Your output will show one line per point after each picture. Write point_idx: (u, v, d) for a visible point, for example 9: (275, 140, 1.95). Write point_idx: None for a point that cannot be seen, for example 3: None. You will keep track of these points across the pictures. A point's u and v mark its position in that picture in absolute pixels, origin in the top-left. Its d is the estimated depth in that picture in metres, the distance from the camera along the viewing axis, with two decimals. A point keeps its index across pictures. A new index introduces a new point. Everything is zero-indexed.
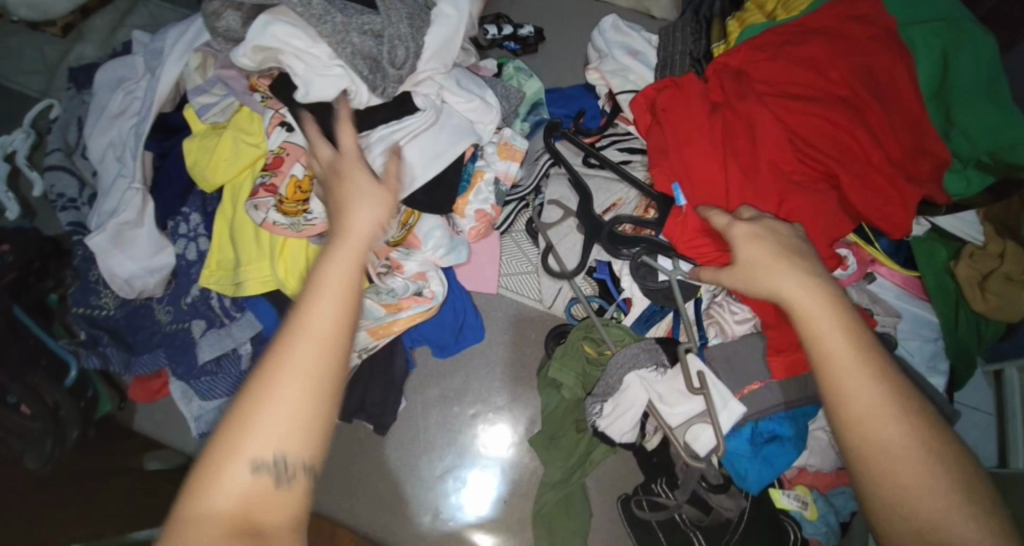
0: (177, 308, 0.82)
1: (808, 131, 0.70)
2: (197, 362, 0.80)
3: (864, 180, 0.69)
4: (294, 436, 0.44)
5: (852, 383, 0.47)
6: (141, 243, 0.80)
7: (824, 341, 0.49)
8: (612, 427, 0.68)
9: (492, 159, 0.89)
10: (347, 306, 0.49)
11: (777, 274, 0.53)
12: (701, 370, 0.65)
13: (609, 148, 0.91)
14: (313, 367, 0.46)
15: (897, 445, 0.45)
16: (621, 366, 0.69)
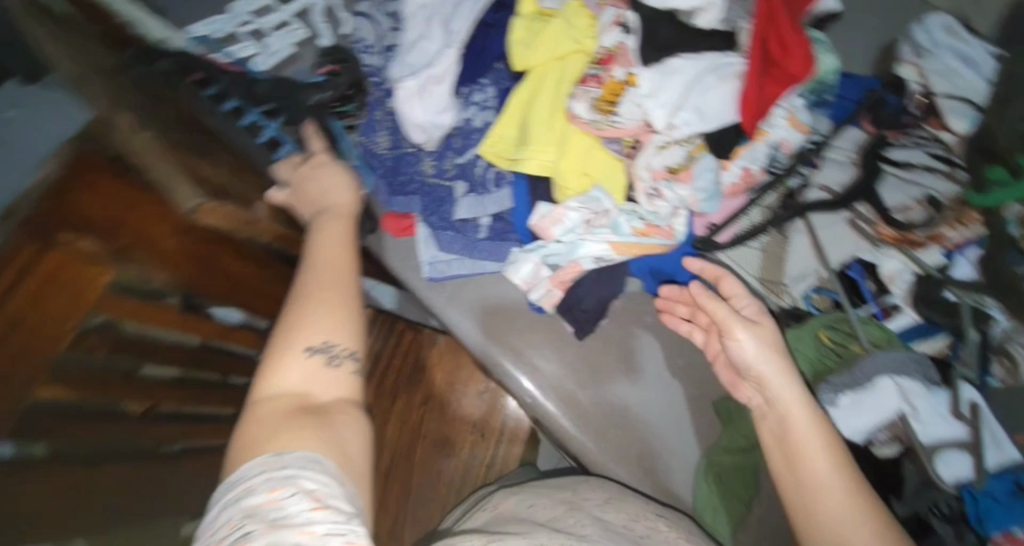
0: (443, 165, 0.91)
1: (778, 33, 0.73)
2: (451, 217, 0.89)
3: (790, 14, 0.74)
4: (296, 437, 0.54)
5: (812, 454, 0.63)
6: (438, 99, 0.88)
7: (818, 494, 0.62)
8: (846, 422, 0.66)
9: (778, 122, 0.84)
10: (342, 336, 0.65)
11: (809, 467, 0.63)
12: (973, 401, 0.64)
13: (910, 148, 0.83)
14: (307, 323, 0.64)
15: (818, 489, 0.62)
16: (881, 364, 0.66)
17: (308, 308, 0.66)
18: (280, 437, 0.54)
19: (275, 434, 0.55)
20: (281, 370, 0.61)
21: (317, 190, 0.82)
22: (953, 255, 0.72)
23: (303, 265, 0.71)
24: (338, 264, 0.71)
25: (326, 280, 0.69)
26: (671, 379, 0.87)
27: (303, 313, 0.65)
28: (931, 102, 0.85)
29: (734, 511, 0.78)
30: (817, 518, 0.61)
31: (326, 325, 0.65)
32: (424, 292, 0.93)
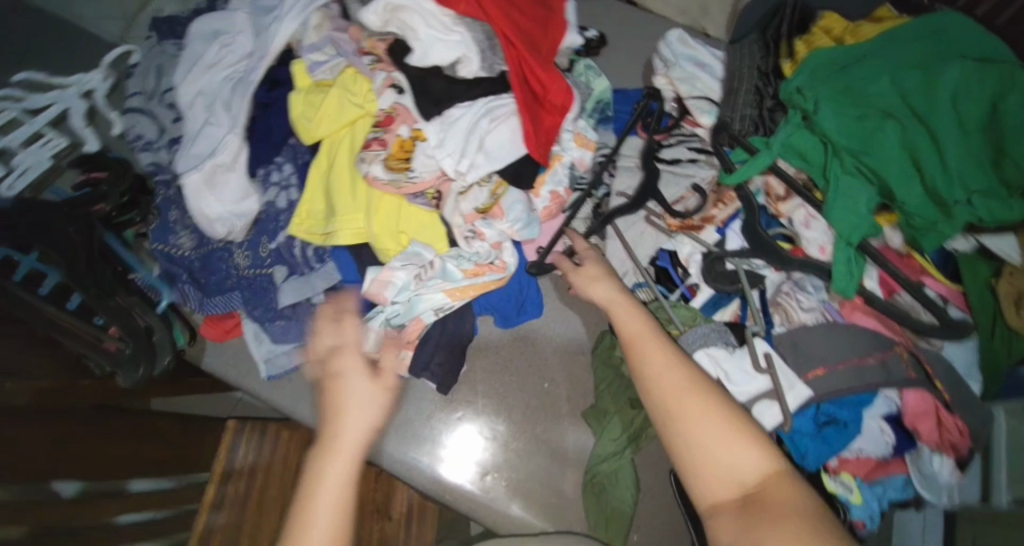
0: (257, 254, 0.85)
1: (535, 72, 0.80)
2: (276, 305, 0.83)
3: (540, 53, 0.82)
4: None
5: (654, 369, 0.64)
6: (232, 187, 0.82)
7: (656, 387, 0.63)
8: None
9: (568, 145, 0.92)
10: (346, 521, 0.66)
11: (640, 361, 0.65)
12: (767, 352, 0.72)
13: (676, 146, 0.98)
14: (331, 523, 0.65)
15: (683, 405, 0.62)
16: (693, 342, 0.74)
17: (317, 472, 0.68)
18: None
19: None
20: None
21: (352, 358, 0.73)
22: (724, 231, 0.85)
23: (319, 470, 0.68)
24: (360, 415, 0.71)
25: (355, 436, 0.70)
26: (540, 403, 0.89)
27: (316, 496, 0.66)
28: (682, 105, 1.00)
29: (621, 516, 0.80)
30: (700, 441, 0.59)
31: (344, 508, 0.67)
32: (269, 392, 0.86)
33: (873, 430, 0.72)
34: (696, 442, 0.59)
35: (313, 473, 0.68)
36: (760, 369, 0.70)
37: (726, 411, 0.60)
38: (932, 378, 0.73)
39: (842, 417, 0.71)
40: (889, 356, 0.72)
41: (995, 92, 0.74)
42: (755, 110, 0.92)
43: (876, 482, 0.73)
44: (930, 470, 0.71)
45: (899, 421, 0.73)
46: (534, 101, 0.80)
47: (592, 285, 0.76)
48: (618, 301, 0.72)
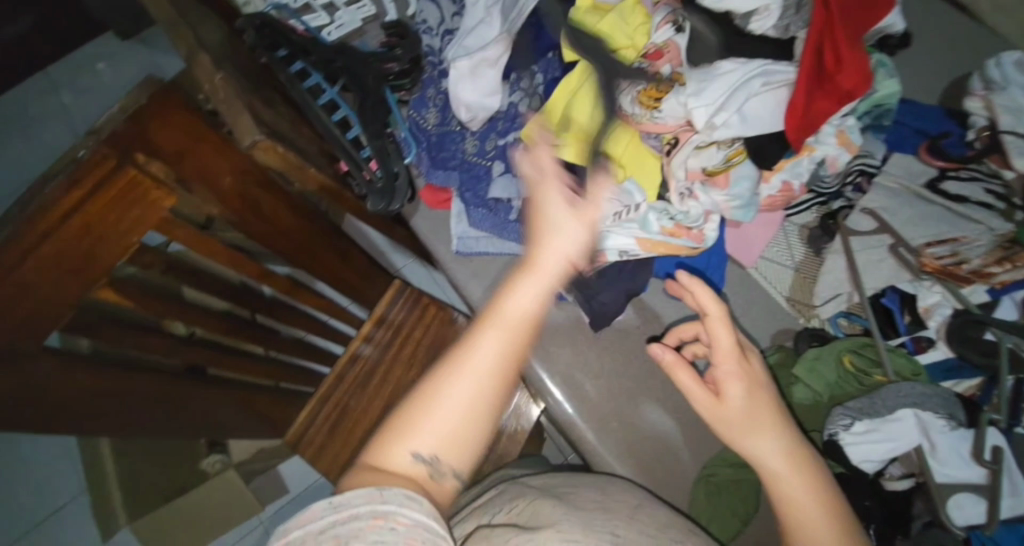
0: (485, 145, 0.94)
1: (836, 43, 0.71)
2: (484, 195, 0.92)
3: (848, 24, 0.73)
4: (434, 436, 0.58)
5: (791, 484, 0.57)
6: (489, 81, 0.91)
7: (792, 492, 0.57)
8: (855, 448, 0.63)
9: (825, 139, 0.81)
10: (480, 422, 0.60)
11: (765, 440, 0.60)
12: (999, 446, 0.60)
13: (964, 182, 0.81)
14: (470, 393, 0.60)
15: (811, 515, 0.56)
16: (904, 397, 0.63)
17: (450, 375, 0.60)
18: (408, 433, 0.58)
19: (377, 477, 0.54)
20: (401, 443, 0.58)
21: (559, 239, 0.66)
22: (999, 295, 0.71)
23: (468, 345, 0.61)
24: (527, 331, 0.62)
25: (503, 344, 0.61)
26: (680, 384, 0.86)
27: (452, 385, 0.60)
28: (993, 138, 0.82)
29: (726, 525, 0.75)
30: None
31: (467, 404, 0.59)
32: (450, 264, 0.97)
33: None
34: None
35: (454, 357, 0.61)
36: (981, 460, 0.59)
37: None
38: None
39: None
40: None
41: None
42: None
43: None
44: None
45: None
46: (818, 74, 0.72)
47: (728, 413, 0.62)
48: (753, 423, 0.61)
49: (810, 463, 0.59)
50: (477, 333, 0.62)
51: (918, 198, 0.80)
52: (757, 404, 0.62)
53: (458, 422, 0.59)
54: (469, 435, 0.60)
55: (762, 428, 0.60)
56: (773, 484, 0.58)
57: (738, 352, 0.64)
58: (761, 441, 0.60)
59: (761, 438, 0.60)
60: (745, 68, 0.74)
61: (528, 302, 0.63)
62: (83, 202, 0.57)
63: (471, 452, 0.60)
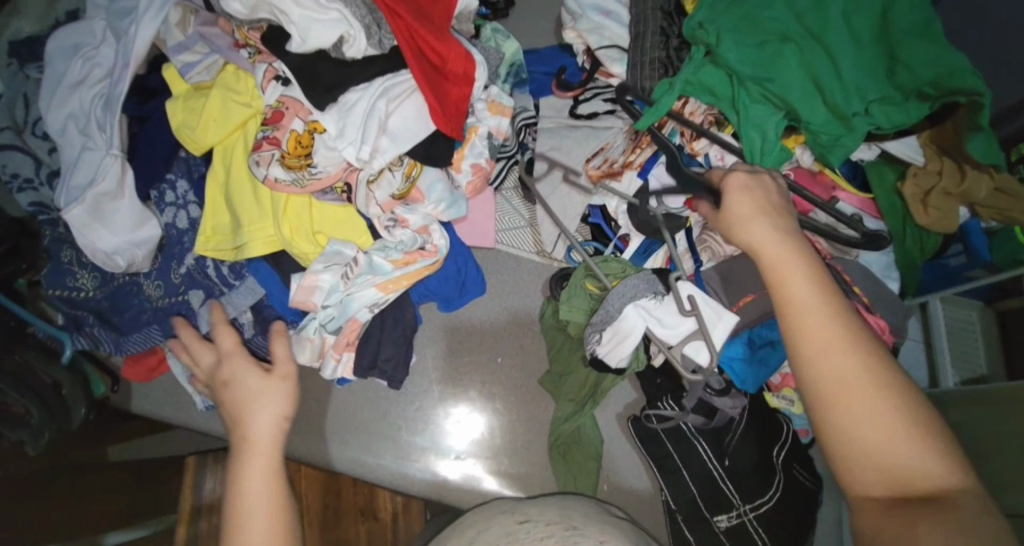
0: (168, 282, 0.79)
1: (426, 43, 0.76)
2: (199, 333, 0.79)
3: (428, 20, 0.77)
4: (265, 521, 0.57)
5: (824, 324, 0.54)
6: (124, 216, 0.76)
7: (804, 318, 0.55)
8: (611, 354, 0.75)
9: (482, 115, 0.88)
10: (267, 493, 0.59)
11: (796, 284, 0.57)
12: (692, 294, 0.71)
13: (592, 100, 0.96)
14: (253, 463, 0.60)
15: (825, 356, 0.53)
16: (621, 298, 0.73)
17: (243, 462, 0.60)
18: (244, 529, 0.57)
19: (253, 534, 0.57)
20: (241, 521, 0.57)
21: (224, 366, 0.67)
22: (646, 177, 0.85)
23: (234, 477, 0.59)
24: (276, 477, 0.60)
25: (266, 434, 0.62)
26: (496, 381, 0.88)
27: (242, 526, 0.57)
28: (593, 57, 0.97)
29: (587, 469, 0.82)
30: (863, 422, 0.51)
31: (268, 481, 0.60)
32: (213, 421, 0.82)
33: None
34: (854, 439, 0.51)
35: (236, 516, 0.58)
36: (685, 312, 0.70)
37: (895, 387, 0.51)
38: (851, 285, 0.76)
39: (771, 336, 0.73)
40: None
41: (884, 1, 0.77)
42: (660, 51, 0.91)
43: None
44: None
45: None
46: (430, 74, 0.76)
47: (756, 244, 0.61)
48: (803, 270, 0.58)
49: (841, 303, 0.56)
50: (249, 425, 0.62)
51: (570, 127, 0.93)
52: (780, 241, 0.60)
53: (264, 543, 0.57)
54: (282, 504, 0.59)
55: (785, 256, 0.59)
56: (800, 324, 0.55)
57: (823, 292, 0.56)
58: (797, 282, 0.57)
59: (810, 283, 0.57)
60: (366, 94, 0.73)
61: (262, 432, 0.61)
62: None
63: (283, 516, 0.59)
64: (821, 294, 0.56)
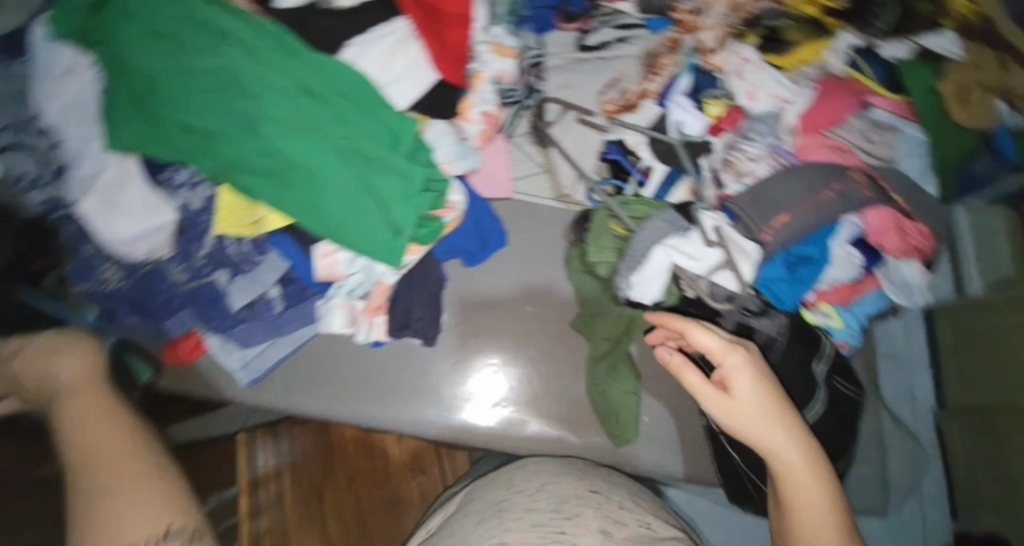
0: (193, 265, 0.79)
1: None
2: (231, 311, 0.79)
3: None
4: (132, 507, 0.54)
5: (763, 422, 0.61)
6: (137, 203, 0.76)
7: (777, 457, 0.61)
8: (643, 296, 0.74)
9: (484, 58, 0.81)
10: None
11: (740, 384, 0.62)
12: (717, 224, 0.72)
13: (601, 29, 0.87)
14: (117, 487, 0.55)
15: (783, 451, 0.61)
16: (648, 239, 0.73)
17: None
18: None
19: None
20: None
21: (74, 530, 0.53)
22: (665, 103, 0.78)
23: None
24: (107, 464, 0.57)
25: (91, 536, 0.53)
26: (530, 330, 0.87)
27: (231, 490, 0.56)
28: None
29: (626, 403, 0.83)
30: (805, 501, 0.60)
31: None
32: (253, 397, 0.82)
33: (840, 257, 0.72)
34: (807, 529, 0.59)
35: None
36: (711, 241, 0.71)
37: (824, 482, 0.61)
38: (890, 195, 0.71)
39: (806, 252, 0.71)
40: (848, 186, 0.70)
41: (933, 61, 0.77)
42: None
43: (853, 302, 0.76)
44: (901, 279, 0.76)
45: (866, 242, 0.72)
46: (423, 26, 0.75)
47: (750, 412, 0.61)
48: (778, 437, 0.61)
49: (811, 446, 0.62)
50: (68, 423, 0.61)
51: (577, 63, 0.86)
52: (745, 377, 0.62)
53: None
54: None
55: (787, 425, 0.61)
56: (765, 447, 0.61)
57: (717, 341, 0.63)
58: (748, 407, 0.61)
59: (714, 393, 0.62)
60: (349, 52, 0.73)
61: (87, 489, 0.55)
62: None
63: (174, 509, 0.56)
64: (804, 455, 0.61)
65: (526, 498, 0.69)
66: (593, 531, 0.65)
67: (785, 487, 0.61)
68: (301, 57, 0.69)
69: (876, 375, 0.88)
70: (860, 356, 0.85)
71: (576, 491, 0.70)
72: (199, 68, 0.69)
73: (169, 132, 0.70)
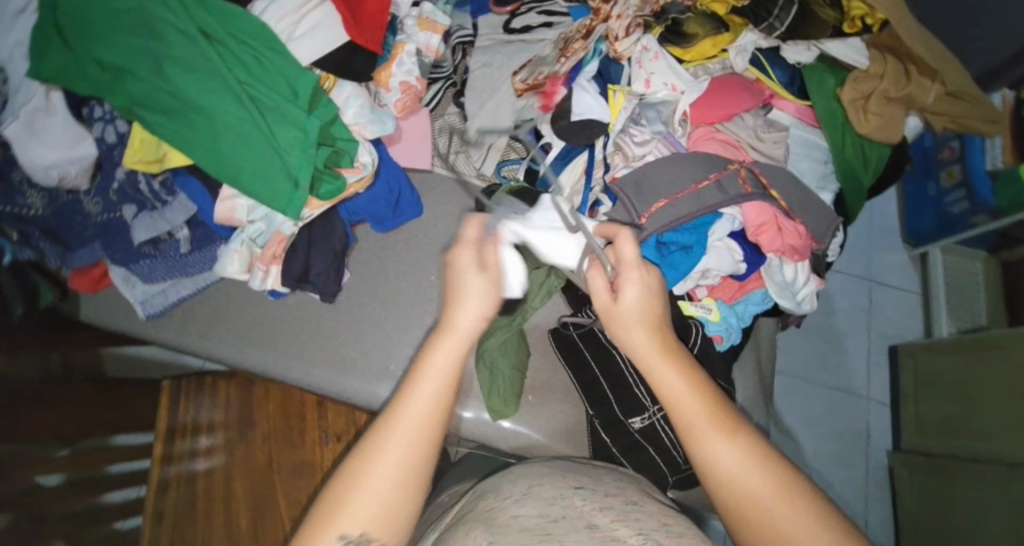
0: (106, 197, 0.82)
1: None
2: (133, 244, 0.81)
3: None
4: (380, 500, 0.50)
5: (702, 420, 0.53)
6: (58, 132, 0.78)
7: (690, 419, 0.54)
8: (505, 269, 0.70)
9: (410, 31, 0.87)
10: (388, 498, 0.50)
11: (671, 372, 0.55)
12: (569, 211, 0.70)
13: (528, 13, 0.91)
14: (400, 467, 0.50)
15: (754, 472, 0.51)
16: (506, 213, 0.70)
17: (356, 497, 0.50)
18: (326, 535, 0.49)
19: (335, 506, 0.50)
20: (363, 496, 0.50)
21: (377, 490, 0.50)
22: (571, 86, 0.80)
23: (346, 503, 0.50)
24: (407, 457, 0.50)
25: (404, 469, 0.50)
26: (432, 299, 0.89)
27: (385, 446, 0.50)
28: None
29: (513, 379, 0.83)
30: (723, 470, 0.52)
31: (398, 502, 0.50)
32: (152, 331, 0.87)
33: (720, 248, 0.73)
34: (734, 513, 0.52)
35: (332, 516, 0.49)
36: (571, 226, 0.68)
37: (762, 463, 0.52)
38: (769, 190, 0.73)
39: (683, 240, 0.72)
40: (726, 174, 0.72)
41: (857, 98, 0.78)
42: None
43: (739, 303, 0.78)
44: (783, 279, 0.76)
45: (746, 237, 0.74)
46: None
47: (651, 360, 0.57)
48: (682, 389, 0.55)
49: (769, 453, 0.53)
50: (362, 474, 0.50)
51: (501, 44, 0.89)
52: (644, 297, 0.59)
53: (386, 507, 0.50)
54: (401, 505, 0.50)
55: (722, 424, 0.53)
56: (660, 388, 0.56)
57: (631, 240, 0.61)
58: (668, 375, 0.55)
59: (670, 374, 0.55)
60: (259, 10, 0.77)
61: (428, 398, 0.52)
62: None
63: (401, 521, 0.50)
64: (749, 461, 0.52)
65: (507, 503, 0.58)
66: (580, 529, 0.53)
67: (717, 483, 0.52)
68: (212, 12, 0.74)
69: (772, 378, 0.88)
70: (751, 350, 0.86)
71: (562, 491, 0.59)
72: (114, 10, 0.72)
73: (82, 71, 0.73)
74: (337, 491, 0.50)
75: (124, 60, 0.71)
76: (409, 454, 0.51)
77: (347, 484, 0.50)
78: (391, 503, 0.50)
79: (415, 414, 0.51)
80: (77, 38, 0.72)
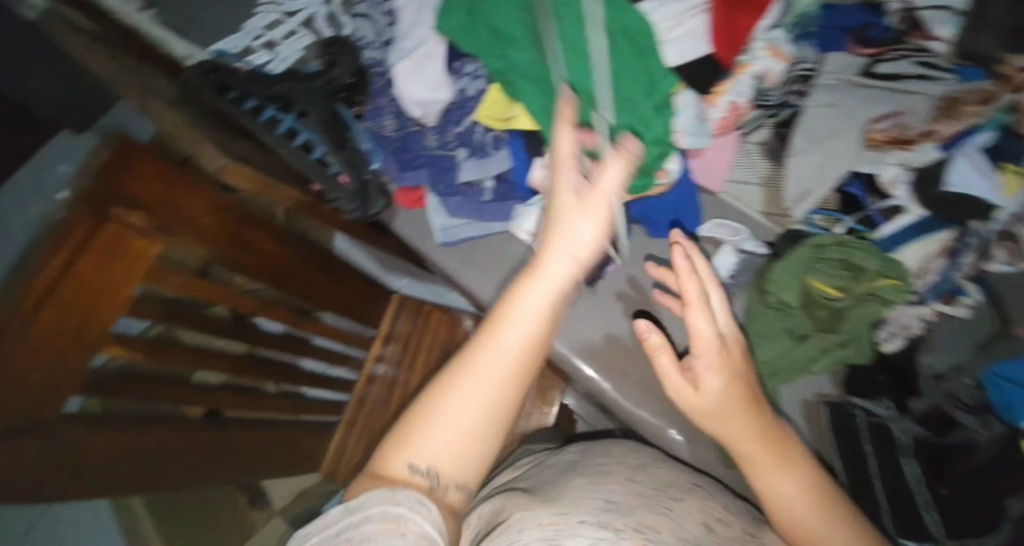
0: (446, 137, 0.96)
1: None
2: (455, 182, 0.95)
3: None
4: (480, 415, 0.61)
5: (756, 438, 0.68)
6: (431, 77, 0.94)
7: (744, 442, 0.69)
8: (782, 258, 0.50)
9: (756, 53, 0.82)
10: (483, 421, 0.61)
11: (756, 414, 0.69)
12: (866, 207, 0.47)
13: (897, 61, 0.79)
14: (490, 390, 0.62)
15: (815, 494, 0.66)
16: None
17: (448, 408, 0.61)
18: (413, 435, 0.61)
19: (433, 404, 0.62)
20: (461, 407, 0.61)
21: (473, 405, 0.61)
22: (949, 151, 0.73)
23: (444, 409, 0.61)
24: (503, 398, 0.62)
25: (487, 390, 0.62)
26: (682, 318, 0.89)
27: (466, 388, 0.61)
28: (911, 14, 0.79)
29: None
30: (796, 504, 0.65)
31: (480, 424, 0.61)
32: (439, 256, 1.00)
33: None
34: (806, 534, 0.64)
35: (422, 414, 0.62)
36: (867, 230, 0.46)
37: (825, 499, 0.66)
38: None
39: None
40: None
41: None
42: None
43: None
44: None
45: None
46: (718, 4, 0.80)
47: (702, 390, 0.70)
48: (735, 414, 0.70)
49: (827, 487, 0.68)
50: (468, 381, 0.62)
51: (851, 88, 0.79)
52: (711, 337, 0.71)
53: (473, 428, 0.61)
54: (481, 437, 0.61)
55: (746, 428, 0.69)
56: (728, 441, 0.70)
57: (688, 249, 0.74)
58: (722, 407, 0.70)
59: (710, 369, 0.70)
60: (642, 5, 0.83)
61: (514, 341, 0.63)
62: (71, 263, 0.60)
63: (484, 453, 0.61)
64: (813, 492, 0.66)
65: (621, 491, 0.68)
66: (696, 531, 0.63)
67: (787, 513, 0.66)
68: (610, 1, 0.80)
69: None
70: None
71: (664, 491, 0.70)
72: None
73: (481, 34, 0.86)
74: (457, 385, 0.62)
75: (520, 33, 0.82)
76: (500, 371, 0.62)
77: (443, 392, 0.62)
78: (484, 421, 0.61)
79: (511, 342, 0.63)
80: (486, 5, 0.84)
